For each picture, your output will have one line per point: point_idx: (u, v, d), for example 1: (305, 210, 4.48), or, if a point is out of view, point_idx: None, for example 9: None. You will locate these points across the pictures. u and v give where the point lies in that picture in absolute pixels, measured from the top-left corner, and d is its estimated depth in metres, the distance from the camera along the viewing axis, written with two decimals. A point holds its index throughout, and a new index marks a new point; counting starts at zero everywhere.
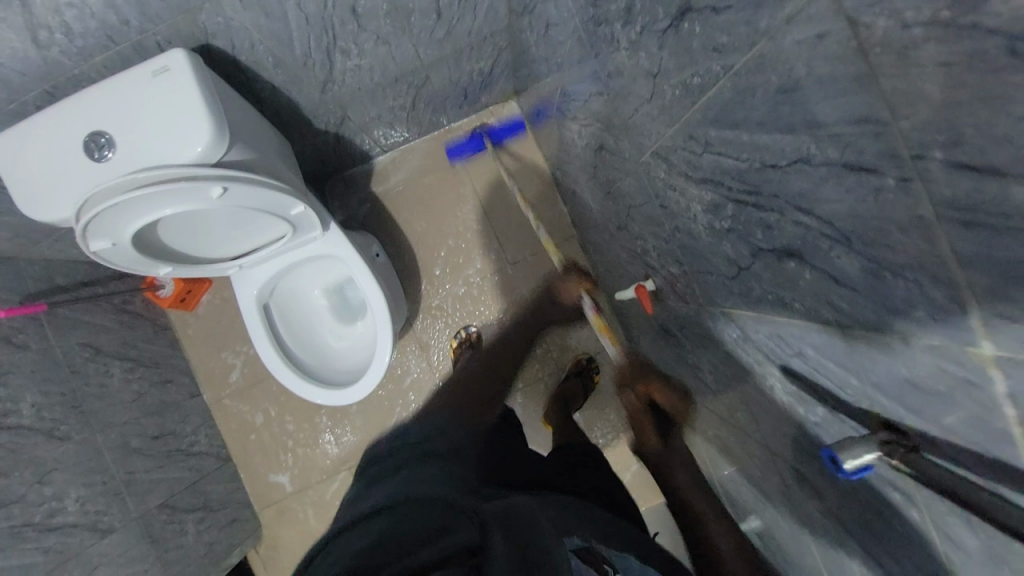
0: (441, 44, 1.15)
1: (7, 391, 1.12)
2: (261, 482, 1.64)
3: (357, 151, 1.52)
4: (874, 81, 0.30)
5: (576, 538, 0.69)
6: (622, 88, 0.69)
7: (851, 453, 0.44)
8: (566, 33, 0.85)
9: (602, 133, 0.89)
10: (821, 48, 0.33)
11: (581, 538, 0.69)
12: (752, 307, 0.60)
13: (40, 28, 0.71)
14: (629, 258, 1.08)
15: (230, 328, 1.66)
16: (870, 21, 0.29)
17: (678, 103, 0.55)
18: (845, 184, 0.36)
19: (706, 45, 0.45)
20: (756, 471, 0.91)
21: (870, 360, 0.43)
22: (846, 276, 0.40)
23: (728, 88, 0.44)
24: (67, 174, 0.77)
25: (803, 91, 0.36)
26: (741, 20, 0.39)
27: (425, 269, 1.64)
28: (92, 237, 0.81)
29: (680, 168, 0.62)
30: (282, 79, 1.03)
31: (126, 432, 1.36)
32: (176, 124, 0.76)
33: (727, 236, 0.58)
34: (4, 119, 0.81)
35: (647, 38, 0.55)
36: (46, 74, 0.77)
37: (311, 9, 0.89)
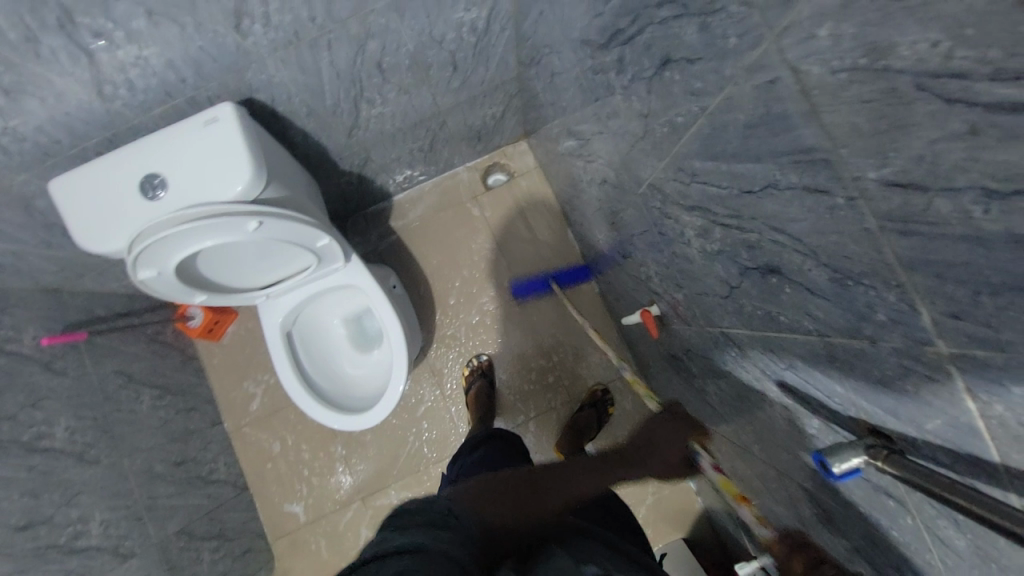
0: (457, 92, 1.26)
1: (43, 415, 1.19)
2: (275, 512, 1.66)
3: (377, 189, 1.63)
4: (818, 116, 0.36)
5: (608, 558, 0.64)
6: (619, 127, 0.76)
7: (838, 456, 0.47)
8: (568, 80, 0.94)
9: (605, 169, 0.96)
10: (774, 90, 0.39)
11: (612, 556, 0.65)
12: (745, 324, 0.63)
13: (109, 86, 0.82)
14: (635, 285, 1.13)
15: (253, 357, 1.73)
16: (809, 68, 0.35)
17: (667, 139, 0.61)
18: (807, 203, 0.41)
19: (685, 89, 0.51)
20: (767, 496, 0.90)
21: (848, 366, 0.46)
22: (819, 289, 0.44)
23: (706, 125, 0.50)
24: (122, 211, 0.86)
25: (765, 125, 0.41)
26: (711, 68, 0.46)
27: (440, 300, 1.70)
28: (139, 266, 0.89)
29: (673, 196, 0.67)
30: (313, 126, 1.14)
31: (150, 457, 1.41)
32: (221, 166, 0.85)
33: (718, 258, 0.62)
34: (71, 163, 0.92)
35: (637, 83, 0.62)
36: (110, 124, 0.88)
37: (342, 65, 1.00)
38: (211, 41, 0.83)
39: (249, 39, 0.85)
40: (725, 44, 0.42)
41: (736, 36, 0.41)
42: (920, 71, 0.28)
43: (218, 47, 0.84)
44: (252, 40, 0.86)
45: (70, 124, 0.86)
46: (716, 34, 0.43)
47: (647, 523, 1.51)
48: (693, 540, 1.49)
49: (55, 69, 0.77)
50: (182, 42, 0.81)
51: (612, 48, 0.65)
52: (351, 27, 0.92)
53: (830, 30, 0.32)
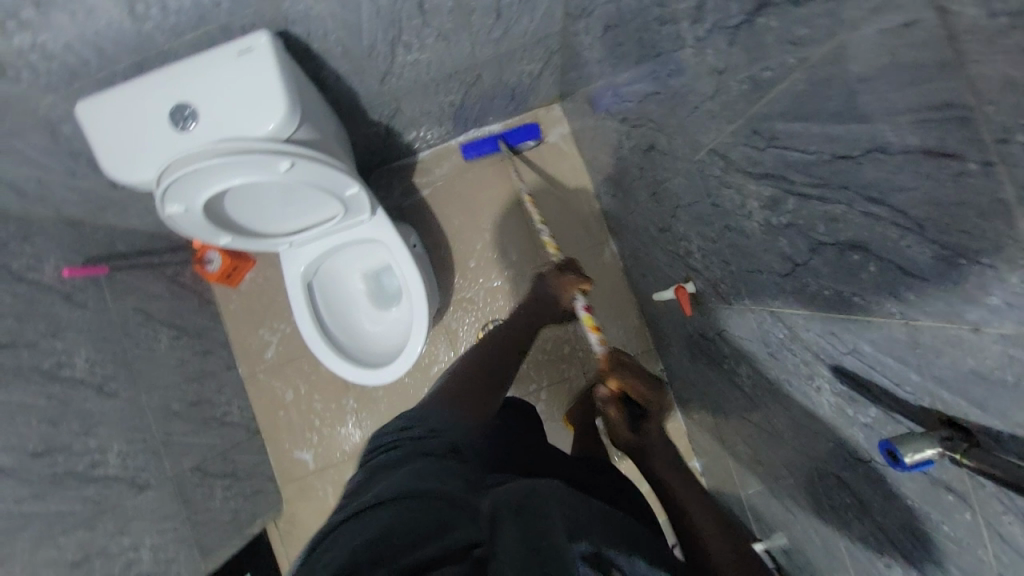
0: (497, 42, 1.19)
1: (64, 345, 1.19)
2: (286, 458, 1.69)
3: (403, 144, 1.58)
4: (961, 66, 0.31)
5: (587, 542, 0.57)
6: (682, 86, 0.71)
7: (912, 446, 0.44)
8: (625, 34, 0.87)
9: (654, 134, 0.90)
10: (907, 36, 0.34)
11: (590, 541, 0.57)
12: (804, 304, 0.60)
13: (141, 4, 0.77)
14: (669, 260, 1.09)
15: (270, 306, 1.73)
16: (959, 9, 0.30)
17: (744, 98, 0.56)
18: (923, 170, 0.37)
19: (782, 38, 0.46)
20: (788, 481, 0.89)
21: (934, 353, 0.43)
22: (916, 268, 0.41)
23: (802, 81, 0.45)
24: (151, 141, 0.82)
25: (885, 79, 0.37)
26: (823, 12, 0.40)
27: (460, 263, 1.67)
28: (167, 200, 0.86)
29: (738, 163, 0.63)
30: (347, 68, 1.08)
31: (168, 395, 1.42)
32: (255, 101, 0.81)
33: (785, 232, 0.58)
34: (97, 87, 0.88)
35: (716, 34, 0.57)
36: (140, 47, 0.84)
37: (383, 2, 0.94)
38: None
39: None
40: None
41: None
42: None
43: None
44: None
45: (98, 44, 0.81)
46: None
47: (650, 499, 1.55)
48: None
49: None
50: None
51: None
52: None
53: None
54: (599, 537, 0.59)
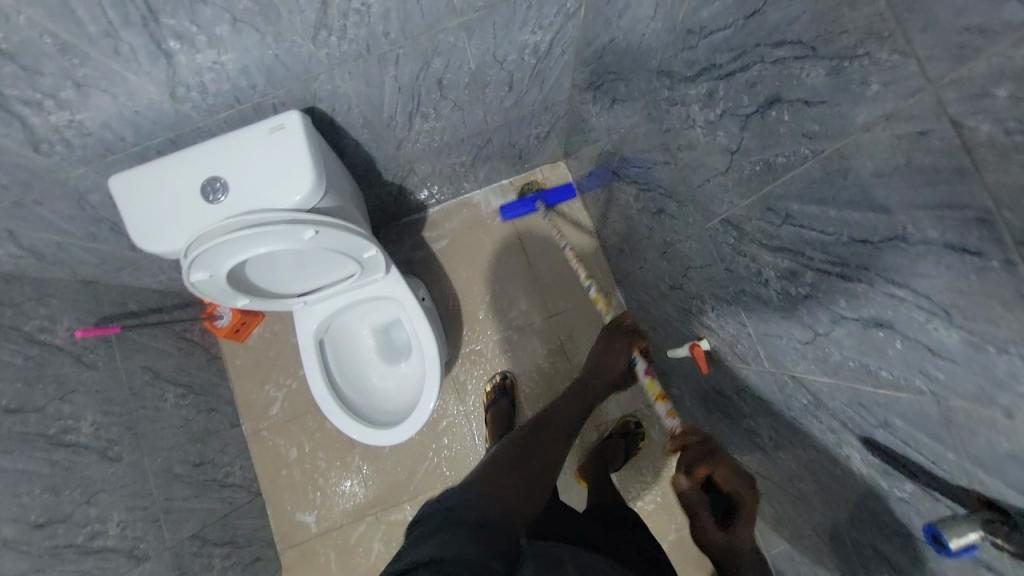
0: (508, 111, 1.26)
1: (71, 408, 1.18)
2: (287, 521, 1.62)
3: (414, 201, 1.63)
4: (978, 174, 0.34)
5: None
6: (693, 160, 0.75)
7: (955, 531, 0.44)
8: (633, 108, 0.93)
9: (663, 199, 0.94)
10: (922, 142, 0.37)
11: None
12: (829, 373, 0.61)
13: (182, 88, 0.82)
14: (681, 317, 1.10)
15: (277, 360, 1.72)
16: (975, 124, 0.33)
17: (757, 178, 0.59)
18: (945, 261, 0.39)
19: (795, 130, 0.50)
20: (820, 549, 0.86)
21: (968, 433, 0.43)
22: (944, 349, 0.42)
23: (817, 169, 0.48)
24: (181, 212, 0.85)
25: (901, 176, 0.40)
26: (836, 114, 0.44)
27: (468, 315, 1.68)
28: (193, 269, 0.88)
29: (753, 235, 0.65)
30: (366, 137, 1.14)
31: (170, 457, 1.38)
32: (285, 175, 0.86)
33: (804, 303, 0.60)
34: (130, 160, 0.92)
35: (728, 120, 0.61)
36: (176, 125, 0.88)
37: (405, 80, 1.00)
38: (287, 50, 0.82)
39: (323, 51, 0.85)
40: (862, 90, 0.41)
41: (879, 84, 0.39)
42: None
43: (293, 56, 0.84)
44: (326, 51, 0.85)
45: (137, 123, 0.86)
46: (851, 80, 0.42)
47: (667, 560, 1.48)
48: None
49: (132, 68, 0.77)
50: (260, 49, 0.80)
51: (701, 81, 0.64)
52: (421, 44, 0.92)
53: (1011, 91, 0.31)
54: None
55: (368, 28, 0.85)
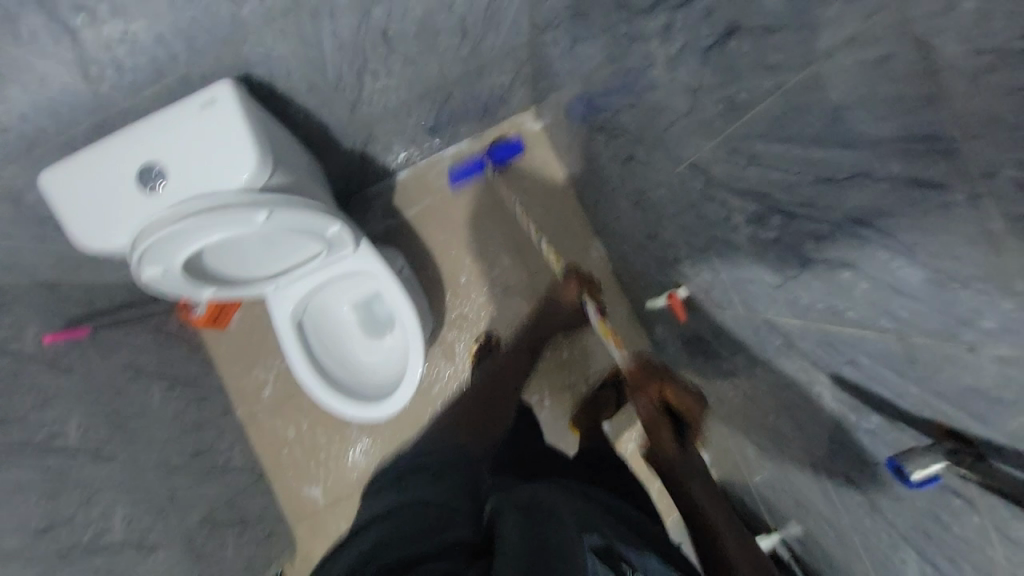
0: (465, 61, 1.18)
1: (55, 413, 1.16)
2: (293, 496, 1.67)
3: (380, 167, 1.56)
4: (943, 101, 0.31)
5: (594, 535, 0.62)
6: (656, 101, 0.71)
7: (918, 464, 0.46)
8: (593, 48, 0.87)
9: (631, 145, 0.90)
10: (885, 68, 0.34)
11: (600, 535, 0.62)
12: (799, 315, 0.60)
13: (97, 67, 0.74)
14: (658, 266, 1.09)
15: (261, 344, 1.70)
16: (940, 44, 0.30)
17: (721, 117, 0.56)
18: (909, 197, 0.37)
19: (756, 62, 0.46)
20: (797, 476, 0.90)
21: (932, 369, 0.43)
22: (907, 288, 0.41)
23: (780, 104, 0.45)
24: (121, 205, 0.80)
25: (864, 107, 0.37)
26: (797, 39, 0.41)
27: (450, 280, 1.66)
28: (146, 264, 0.84)
29: (720, 179, 0.62)
30: (314, 103, 1.06)
31: (166, 449, 1.39)
32: (225, 155, 0.80)
33: (772, 246, 0.58)
34: (57, 153, 0.85)
35: (687, 54, 0.57)
36: (99, 109, 0.80)
37: (345, 36, 0.92)
38: (206, 12, 0.74)
39: (246, 10, 0.77)
40: (822, 11, 0.37)
41: (839, 3, 0.36)
42: None
43: (214, 19, 0.75)
44: (249, 10, 0.77)
45: (55, 110, 0.78)
46: (811, 0, 0.38)
47: (661, 496, 1.56)
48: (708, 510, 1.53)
49: (33, 49, 0.69)
50: (175, 14, 0.72)
51: (658, 13, 0.59)
52: None
53: (980, 2, 0.27)
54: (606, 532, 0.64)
55: None
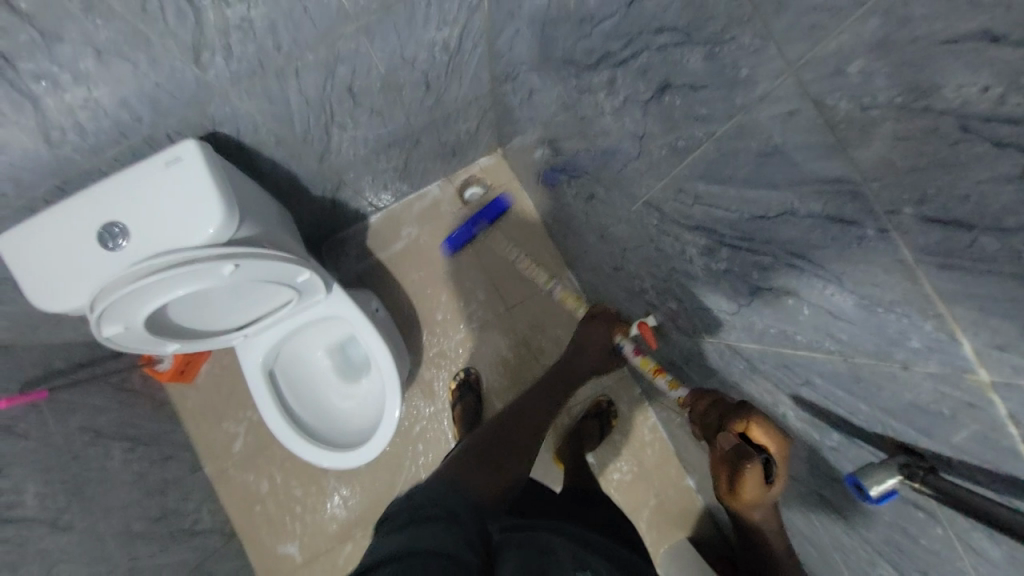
0: (431, 110, 1.23)
1: (11, 481, 1.08)
2: (268, 556, 1.57)
3: (351, 212, 1.57)
4: (844, 149, 0.35)
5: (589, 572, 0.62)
6: (608, 146, 0.75)
7: (875, 478, 0.46)
8: (549, 97, 0.92)
9: (591, 184, 0.94)
10: (794, 121, 0.38)
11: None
12: (756, 340, 0.63)
13: (58, 131, 0.74)
14: (628, 296, 1.12)
15: (231, 395, 1.64)
16: (834, 102, 0.34)
17: (665, 161, 0.60)
18: (830, 232, 0.40)
19: (688, 114, 0.51)
20: (777, 497, 0.91)
21: (875, 387, 0.46)
22: (843, 313, 0.44)
23: (713, 151, 0.49)
24: (80, 264, 0.78)
25: (782, 155, 0.41)
26: (719, 96, 0.45)
27: (426, 319, 1.66)
28: (105, 323, 0.82)
29: (672, 216, 0.66)
30: (282, 155, 1.08)
31: (127, 516, 1.31)
32: (190, 210, 0.80)
33: (725, 277, 0.61)
34: (15, 216, 0.84)
35: (631, 106, 0.61)
36: (60, 171, 0.80)
37: (311, 92, 0.95)
38: (169, 76, 0.76)
39: (210, 73, 0.79)
40: (735, 74, 0.42)
41: (748, 67, 0.40)
42: (969, 113, 0.27)
43: (178, 82, 0.77)
44: (213, 73, 0.79)
45: (14, 175, 0.77)
46: (726, 63, 0.42)
47: (650, 527, 1.54)
48: (698, 538, 1.51)
49: None
50: (138, 79, 0.74)
51: (601, 69, 0.64)
52: (321, 53, 0.87)
53: (861, 66, 0.32)
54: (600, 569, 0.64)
55: (257, 43, 0.79)
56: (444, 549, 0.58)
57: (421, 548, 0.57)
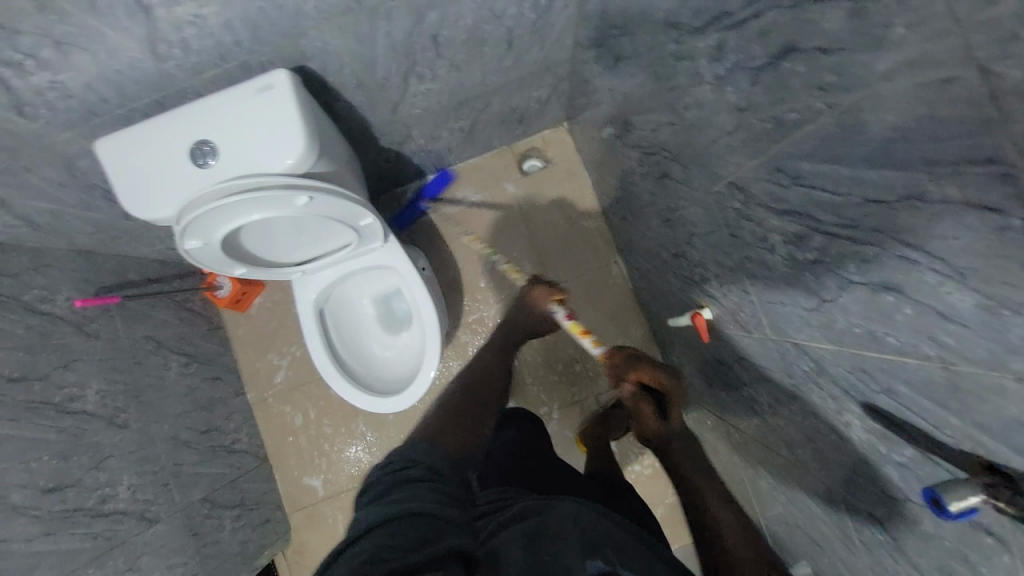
0: (507, 71, 1.21)
1: (75, 377, 1.19)
2: (294, 485, 1.67)
3: (412, 168, 1.59)
4: (1006, 125, 0.32)
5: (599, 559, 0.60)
6: (699, 119, 0.72)
7: (956, 494, 0.44)
8: (637, 65, 0.88)
9: (667, 162, 0.91)
10: (947, 91, 0.35)
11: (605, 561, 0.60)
12: (833, 340, 0.59)
13: (164, 45, 0.78)
14: (684, 286, 1.09)
15: (279, 330, 1.73)
16: (1005, 70, 0.31)
17: (767, 136, 0.56)
18: (964, 221, 0.37)
19: (809, 84, 0.47)
20: (816, 512, 0.87)
21: (975, 400, 0.42)
22: (956, 314, 0.41)
23: (831, 125, 0.46)
24: (171, 178, 0.83)
25: (922, 130, 0.38)
26: (855, 61, 0.41)
27: (470, 283, 1.68)
28: (187, 236, 0.86)
29: (759, 198, 0.63)
30: (360, 99, 1.10)
31: (177, 425, 1.41)
32: (275, 138, 0.82)
33: (811, 268, 0.58)
34: (116, 125, 0.89)
35: (738, 74, 0.58)
36: (161, 85, 0.84)
37: (397, 37, 0.95)
38: (271, 2, 0.78)
39: (309, 3, 0.80)
40: (883, 35, 0.38)
41: (902, 28, 0.37)
42: None
43: (279, 9, 0.79)
44: (312, 4, 0.80)
45: (121, 84, 0.82)
46: (872, 24, 0.39)
47: (665, 523, 1.52)
48: None
49: (107, 22, 0.72)
50: (243, 2, 0.76)
51: (709, 32, 0.60)
52: None
53: None
54: (609, 554, 0.62)
55: None
56: (429, 507, 0.61)
57: (412, 508, 0.61)
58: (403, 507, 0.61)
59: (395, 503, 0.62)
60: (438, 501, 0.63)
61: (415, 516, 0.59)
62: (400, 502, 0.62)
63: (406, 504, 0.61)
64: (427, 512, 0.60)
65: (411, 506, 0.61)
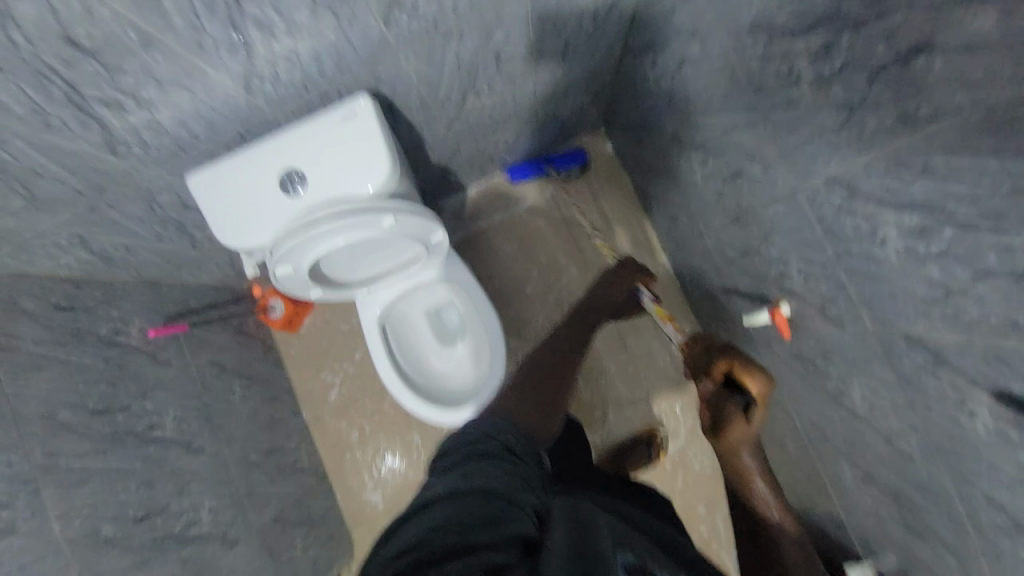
0: (558, 81, 1.23)
1: (154, 405, 1.21)
2: (355, 501, 1.68)
3: (456, 181, 1.61)
4: None
5: (629, 552, 0.48)
6: (789, 120, 0.73)
7: None
8: (708, 69, 0.90)
9: (741, 162, 0.92)
10: None
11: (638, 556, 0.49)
12: (960, 331, 0.59)
13: (257, 80, 0.80)
14: (754, 283, 1.09)
15: (330, 349, 1.75)
16: None
17: (885, 132, 0.57)
18: None
19: (949, 80, 0.49)
20: (918, 504, 0.86)
21: None
22: None
23: (976, 119, 0.47)
24: (263, 206, 0.85)
25: None
26: (1010, 59, 0.43)
27: (516, 292, 1.69)
28: (279, 263, 0.88)
29: (868, 194, 0.64)
30: (421, 118, 1.12)
31: (246, 447, 1.43)
32: (362, 162, 0.84)
33: (935, 261, 0.58)
34: (200, 158, 0.92)
35: (850, 73, 0.59)
36: (247, 118, 0.87)
37: (466, 56, 0.97)
38: (360, 32, 0.80)
39: (393, 30, 0.83)
40: None
41: None
42: None
43: (365, 38, 0.82)
44: (396, 30, 0.83)
45: (211, 119, 0.84)
46: None
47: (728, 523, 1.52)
48: None
49: (208, 59, 0.75)
50: (335, 33, 0.78)
51: (816, 34, 0.62)
52: (487, 16, 0.89)
53: None
54: (641, 549, 0.49)
55: (439, 3, 0.82)
56: (504, 487, 0.54)
57: (483, 485, 0.54)
58: (474, 483, 0.55)
59: (468, 477, 0.56)
60: (515, 481, 0.56)
61: (487, 495, 0.53)
62: (473, 477, 0.55)
63: (477, 481, 0.55)
64: (495, 492, 0.54)
65: (481, 483, 0.55)
